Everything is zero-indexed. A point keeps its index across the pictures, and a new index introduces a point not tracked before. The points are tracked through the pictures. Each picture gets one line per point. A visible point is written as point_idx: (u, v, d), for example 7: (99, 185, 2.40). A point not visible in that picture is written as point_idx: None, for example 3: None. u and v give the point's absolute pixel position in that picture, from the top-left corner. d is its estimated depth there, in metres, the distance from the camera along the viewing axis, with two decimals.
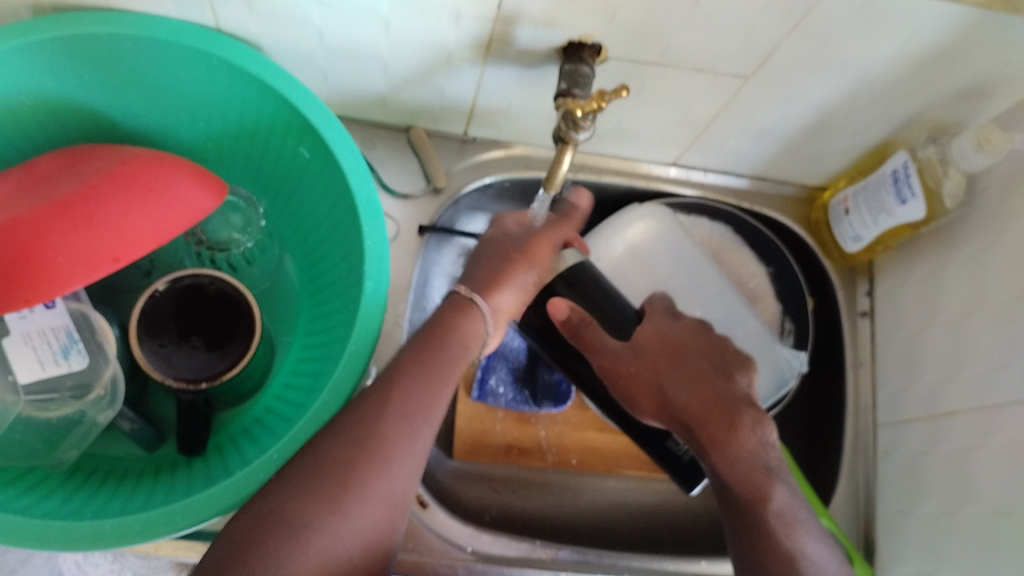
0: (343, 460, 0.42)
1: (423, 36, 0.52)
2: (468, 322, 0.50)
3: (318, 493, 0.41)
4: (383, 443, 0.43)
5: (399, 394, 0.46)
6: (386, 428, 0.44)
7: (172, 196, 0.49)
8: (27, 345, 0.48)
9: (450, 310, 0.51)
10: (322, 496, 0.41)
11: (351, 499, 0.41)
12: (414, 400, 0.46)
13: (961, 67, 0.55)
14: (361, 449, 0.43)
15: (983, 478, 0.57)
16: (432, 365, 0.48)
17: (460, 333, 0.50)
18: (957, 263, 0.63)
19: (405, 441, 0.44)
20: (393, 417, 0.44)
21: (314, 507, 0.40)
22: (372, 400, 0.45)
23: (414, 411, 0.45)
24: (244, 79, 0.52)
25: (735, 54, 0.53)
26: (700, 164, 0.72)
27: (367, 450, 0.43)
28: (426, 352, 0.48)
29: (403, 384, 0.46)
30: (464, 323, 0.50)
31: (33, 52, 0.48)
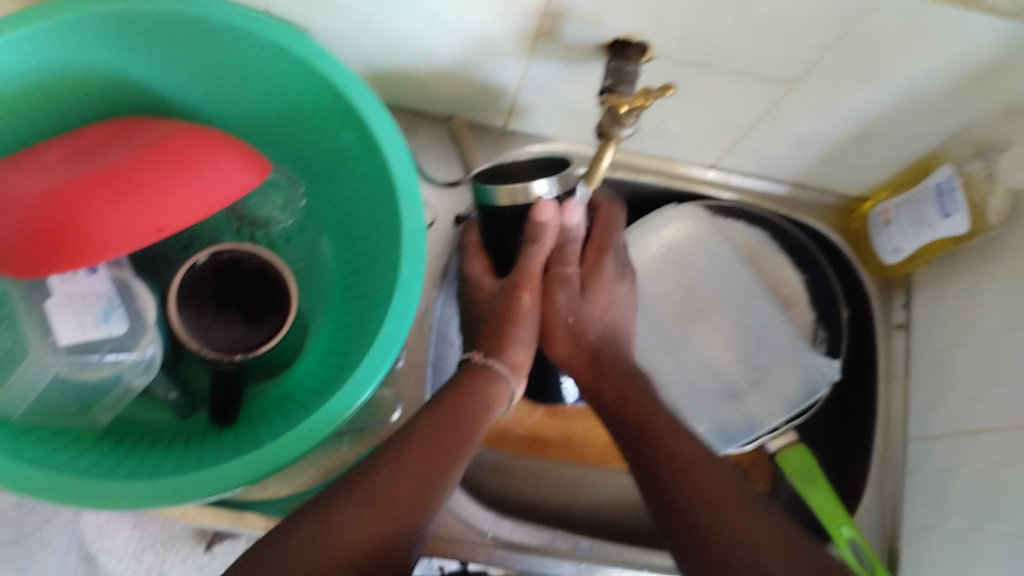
0: (349, 518, 0.46)
1: (468, 26, 0.52)
2: (489, 386, 0.57)
3: (317, 547, 0.44)
4: (384, 498, 0.47)
5: (406, 463, 0.49)
6: (391, 487, 0.48)
7: (215, 170, 0.50)
8: (68, 308, 0.49)
9: (468, 372, 0.57)
10: (317, 551, 0.44)
11: (342, 551, 0.44)
12: (421, 466, 0.49)
13: (1013, 83, 0.54)
14: (366, 512, 0.46)
15: (1010, 499, 0.56)
16: (441, 436, 0.52)
17: (481, 396, 0.56)
18: (996, 280, 0.62)
19: (411, 508, 0.47)
20: (399, 479, 0.48)
21: (315, 558, 0.44)
22: (386, 463, 0.49)
23: (423, 477, 0.49)
24: (291, 62, 0.53)
25: (782, 60, 0.53)
26: (740, 169, 0.71)
27: (370, 505, 0.46)
28: (443, 414, 0.53)
29: (414, 447, 0.50)
30: (485, 390, 0.56)
31: (86, 25, 0.49)
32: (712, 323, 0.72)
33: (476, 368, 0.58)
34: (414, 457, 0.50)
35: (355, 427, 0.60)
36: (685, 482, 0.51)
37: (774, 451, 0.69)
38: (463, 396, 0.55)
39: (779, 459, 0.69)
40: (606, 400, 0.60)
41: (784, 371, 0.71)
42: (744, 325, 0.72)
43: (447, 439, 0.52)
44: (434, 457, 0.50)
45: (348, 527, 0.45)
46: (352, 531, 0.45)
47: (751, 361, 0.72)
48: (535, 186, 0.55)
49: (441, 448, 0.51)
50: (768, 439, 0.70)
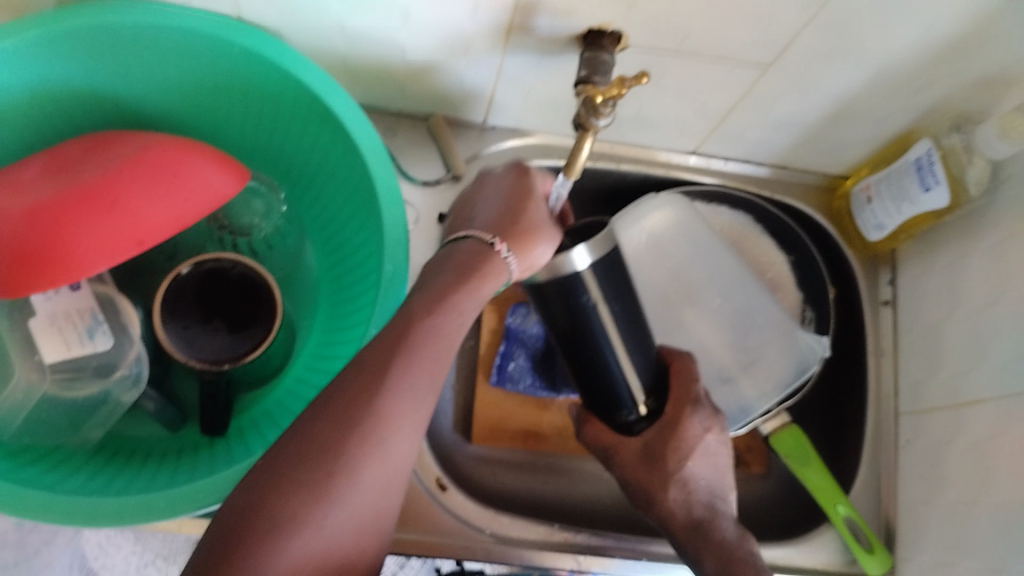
0: (331, 439, 0.38)
1: (440, 23, 0.52)
2: (490, 289, 0.46)
3: (304, 479, 0.37)
4: (372, 423, 0.39)
5: (391, 371, 0.40)
6: (379, 406, 0.39)
7: (193, 180, 0.50)
8: (53, 327, 0.49)
9: (466, 270, 0.46)
10: (304, 486, 0.37)
11: (335, 484, 0.37)
12: (407, 372, 0.41)
13: (985, 54, 0.54)
14: (347, 433, 0.39)
15: (1004, 469, 0.57)
16: (428, 347, 0.42)
17: (478, 297, 0.45)
18: (980, 253, 0.62)
19: (397, 421, 0.40)
20: (387, 394, 0.40)
21: (302, 492, 0.37)
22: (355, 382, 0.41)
23: (408, 383, 0.41)
24: (266, 67, 0.52)
25: (756, 42, 0.53)
26: (720, 153, 0.72)
27: (354, 433, 0.39)
28: (426, 320, 0.43)
29: (391, 359, 0.41)
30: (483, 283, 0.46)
31: (59, 41, 0.49)
32: (698, 313, 0.72)
33: (478, 252, 0.47)
34: (397, 368, 0.40)
35: None
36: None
37: (768, 433, 0.71)
38: (464, 305, 0.44)
39: (773, 441, 0.70)
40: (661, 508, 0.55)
41: (774, 350, 0.71)
42: (732, 310, 0.72)
43: (435, 341, 0.42)
44: (421, 361, 0.41)
45: (334, 452, 0.38)
46: (338, 455, 0.38)
47: (741, 344, 0.72)
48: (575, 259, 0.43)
49: (431, 342, 0.42)
50: (761, 420, 0.70)
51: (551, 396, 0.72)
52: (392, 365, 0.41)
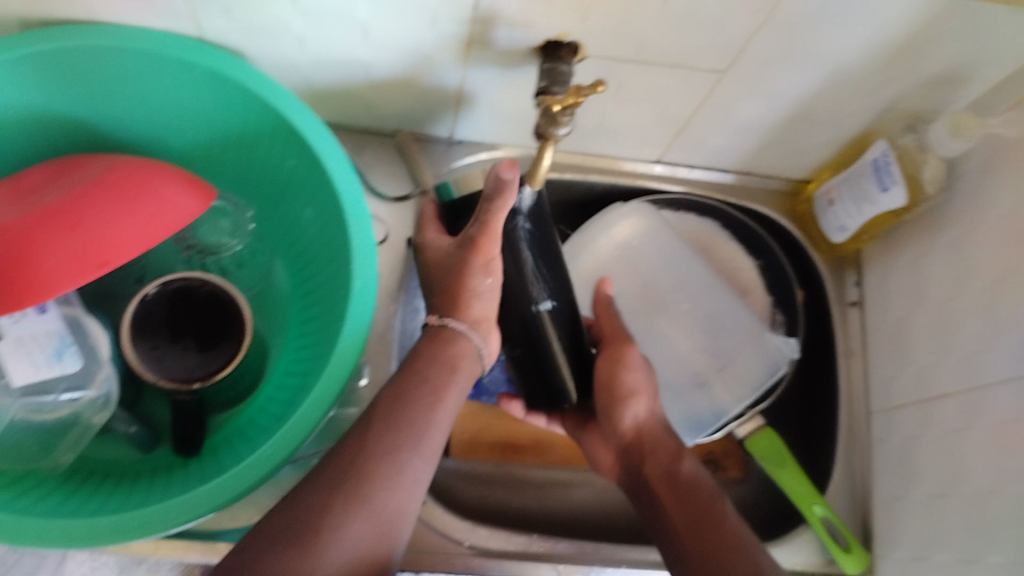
0: (319, 504, 0.44)
1: (400, 40, 0.53)
2: (453, 354, 0.53)
3: (293, 539, 0.42)
4: (361, 484, 0.45)
5: (376, 436, 0.47)
6: (369, 466, 0.46)
7: (158, 202, 0.50)
8: (21, 349, 0.48)
9: (427, 345, 0.53)
10: (296, 544, 0.42)
11: (326, 540, 0.42)
12: (390, 436, 0.47)
13: (934, 54, 0.55)
14: (338, 493, 0.44)
15: (971, 461, 0.58)
16: (407, 412, 0.49)
17: (443, 362, 0.52)
18: (941, 249, 0.63)
19: (382, 481, 0.45)
20: (371, 457, 0.46)
21: (291, 552, 0.41)
22: (348, 445, 0.47)
23: (393, 449, 0.47)
24: (229, 87, 0.53)
25: (708, 49, 0.54)
26: (684, 161, 0.73)
27: (345, 492, 0.44)
28: (402, 389, 0.50)
29: (377, 426, 0.48)
30: (445, 352, 0.53)
31: (21, 67, 0.50)
32: (668, 317, 0.74)
33: (437, 333, 0.54)
34: (380, 433, 0.47)
35: (321, 449, 0.59)
36: (728, 551, 0.49)
37: (743, 436, 0.70)
38: (429, 372, 0.51)
39: (748, 444, 0.70)
40: (646, 470, 0.58)
41: (745, 356, 0.72)
42: (701, 316, 0.73)
43: (418, 406, 0.49)
44: (397, 430, 0.48)
45: (322, 511, 0.43)
46: (323, 516, 0.43)
47: (713, 348, 0.72)
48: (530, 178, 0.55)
49: (414, 423, 0.48)
50: (735, 425, 0.70)
51: None
52: (371, 435, 0.47)
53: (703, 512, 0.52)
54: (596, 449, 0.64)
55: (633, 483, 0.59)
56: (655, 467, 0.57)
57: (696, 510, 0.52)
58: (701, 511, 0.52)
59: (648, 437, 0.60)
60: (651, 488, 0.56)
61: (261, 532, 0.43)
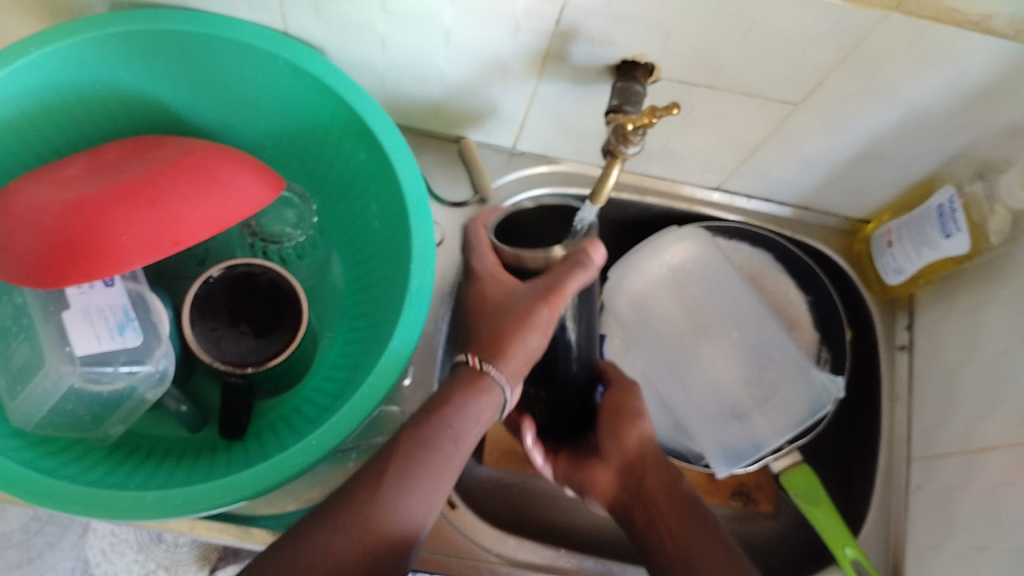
0: (321, 543, 0.43)
1: (479, 48, 0.54)
2: (482, 405, 0.51)
3: None
4: (364, 528, 0.44)
5: (390, 478, 0.46)
6: (375, 512, 0.44)
7: (231, 187, 0.51)
8: (85, 320, 0.50)
9: (459, 388, 0.51)
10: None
11: None
12: (405, 479, 0.46)
13: (1012, 103, 0.55)
14: (341, 535, 0.43)
15: (1014, 516, 0.57)
16: (423, 454, 0.47)
17: (467, 411, 0.50)
18: (999, 300, 0.63)
19: (385, 527, 0.44)
20: (381, 498, 0.45)
21: None
22: (360, 482, 0.46)
23: (403, 492, 0.46)
24: (307, 81, 0.54)
25: (784, 81, 0.54)
26: (743, 191, 0.74)
27: (348, 535, 0.43)
28: (424, 431, 0.48)
29: (402, 439, 0.48)
30: (470, 401, 0.50)
31: (110, 45, 0.51)
32: (715, 346, 0.72)
33: (472, 379, 0.51)
34: (395, 476, 0.46)
35: (362, 444, 0.59)
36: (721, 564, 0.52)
37: (779, 470, 0.71)
38: (454, 414, 0.49)
39: (785, 478, 0.70)
40: (642, 484, 0.57)
41: (790, 389, 0.70)
42: (748, 345, 0.72)
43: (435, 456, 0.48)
44: (412, 470, 0.47)
45: (323, 555, 0.42)
46: (324, 559, 0.42)
47: (757, 381, 0.71)
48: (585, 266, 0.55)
49: (434, 457, 0.48)
50: (771, 458, 0.70)
51: None
52: (390, 467, 0.47)
53: (697, 521, 0.55)
54: (586, 471, 0.59)
55: (627, 503, 0.58)
56: (660, 486, 0.57)
57: (693, 522, 0.55)
58: (696, 524, 0.55)
59: (654, 455, 0.59)
60: (653, 505, 0.56)
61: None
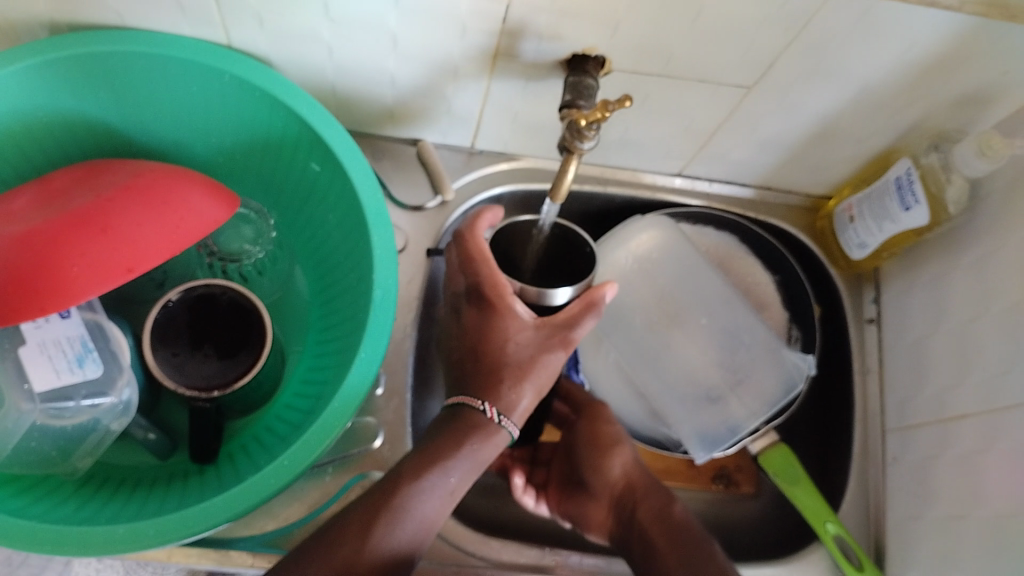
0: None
1: (428, 50, 0.53)
2: (476, 450, 0.51)
3: None
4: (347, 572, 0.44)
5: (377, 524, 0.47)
6: (359, 555, 0.45)
7: (183, 208, 0.50)
8: (43, 354, 0.49)
9: (448, 432, 0.51)
10: None
11: None
12: (390, 523, 0.47)
13: (962, 74, 0.55)
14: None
15: (990, 482, 0.57)
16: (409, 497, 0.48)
17: (463, 455, 0.50)
18: (962, 269, 0.63)
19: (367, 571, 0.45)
20: (367, 544, 0.46)
21: None
22: (345, 526, 0.47)
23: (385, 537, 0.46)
24: (255, 94, 0.53)
25: (735, 65, 0.54)
26: (704, 175, 0.74)
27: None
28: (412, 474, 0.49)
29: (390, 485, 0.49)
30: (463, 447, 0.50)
31: (49, 71, 0.50)
32: (686, 331, 0.72)
33: (468, 420, 0.51)
34: (382, 522, 0.47)
35: (338, 458, 0.59)
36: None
37: (757, 452, 0.72)
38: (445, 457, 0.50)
39: (763, 459, 0.71)
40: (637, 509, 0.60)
41: (763, 372, 0.70)
42: (718, 329, 0.72)
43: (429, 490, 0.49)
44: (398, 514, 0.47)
45: None
46: None
47: (729, 364, 0.71)
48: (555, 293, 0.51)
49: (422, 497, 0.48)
50: (749, 439, 0.71)
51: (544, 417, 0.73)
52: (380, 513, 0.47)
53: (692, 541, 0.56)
54: (583, 507, 0.64)
55: (623, 534, 0.60)
56: (648, 511, 0.59)
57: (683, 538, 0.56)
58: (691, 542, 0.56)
59: (641, 482, 0.62)
60: (643, 531, 0.58)
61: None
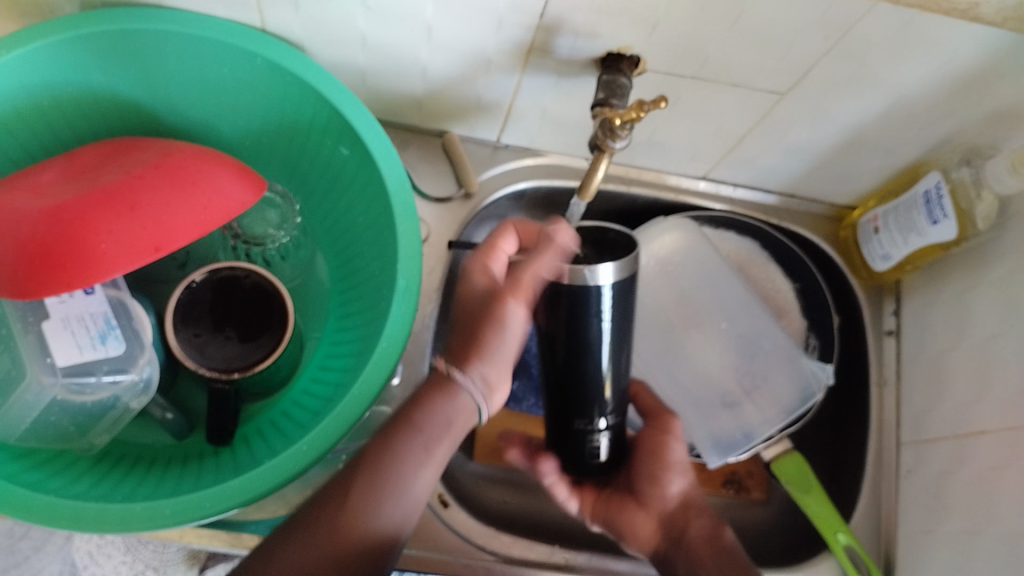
0: (296, 561, 0.42)
1: (462, 42, 0.53)
2: (451, 411, 0.48)
3: None
4: (337, 542, 0.43)
5: (361, 488, 0.45)
6: (348, 526, 0.43)
7: (212, 190, 0.50)
8: (66, 329, 0.49)
9: (430, 393, 0.49)
10: None
11: None
12: (375, 488, 0.45)
13: (998, 89, 0.55)
14: (317, 550, 0.42)
15: (1006, 500, 0.57)
16: (393, 460, 0.46)
17: (440, 415, 0.48)
18: (988, 284, 0.63)
19: (361, 542, 0.43)
20: (355, 510, 0.44)
21: None
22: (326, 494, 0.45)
23: (374, 504, 0.44)
24: (286, 78, 0.53)
25: (770, 70, 0.54)
26: (729, 179, 0.73)
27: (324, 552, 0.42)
28: (396, 440, 0.46)
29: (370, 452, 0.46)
30: (440, 405, 0.48)
31: (82, 46, 0.50)
32: (705, 334, 0.72)
33: (440, 383, 0.49)
34: (363, 486, 0.45)
35: (354, 446, 0.59)
36: None
37: (770, 459, 0.71)
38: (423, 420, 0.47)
39: (775, 467, 0.70)
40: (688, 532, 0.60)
41: (779, 377, 0.70)
42: (737, 334, 0.72)
43: (405, 459, 0.46)
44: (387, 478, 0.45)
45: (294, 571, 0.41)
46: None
47: (746, 369, 0.71)
48: (601, 271, 0.46)
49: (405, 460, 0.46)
50: (761, 446, 0.71)
51: None
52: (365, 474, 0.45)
53: None
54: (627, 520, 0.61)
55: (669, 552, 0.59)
56: (700, 532, 0.59)
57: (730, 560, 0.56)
58: None
59: (694, 505, 0.61)
60: (692, 552, 0.58)
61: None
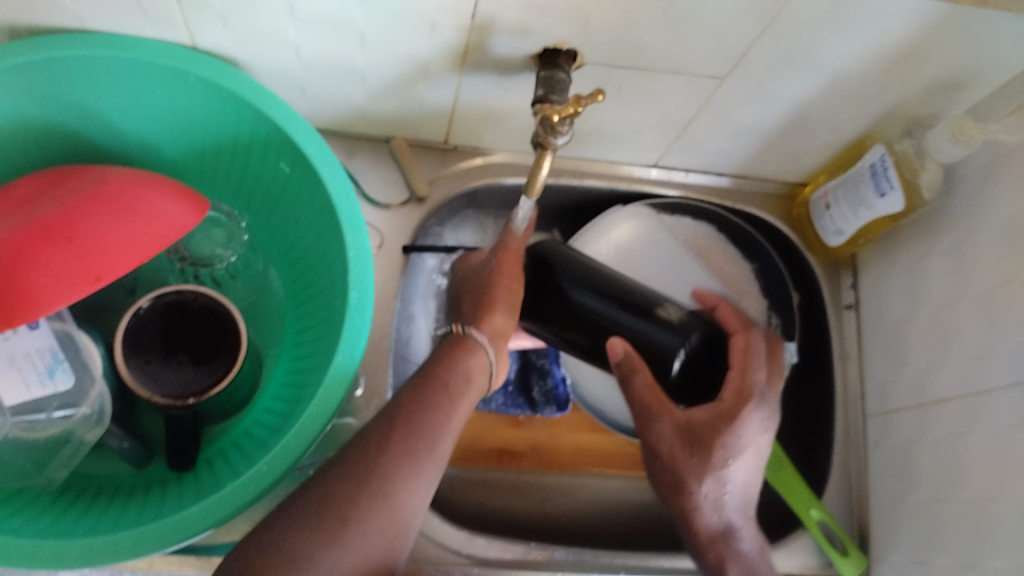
0: (342, 495, 0.44)
1: (397, 47, 0.52)
2: (468, 364, 0.52)
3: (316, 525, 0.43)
4: (379, 481, 0.45)
5: (398, 432, 0.47)
6: (387, 465, 0.46)
7: (150, 214, 0.49)
8: (11, 367, 0.48)
9: (448, 352, 0.53)
10: (320, 527, 0.43)
11: (350, 533, 0.43)
12: (411, 433, 0.47)
13: (934, 60, 0.55)
14: (359, 487, 0.45)
15: (971, 465, 0.57)
16: (427, 412, 0.49)
17: (459, 370, 0.52)
18: (940, 252, 0.63)
19: (403, 484, 0.46)
20: (393, 456, 0.46)
21: (313, 539, 0.42)
22: (370, 440, 0.47)
23: (411, 450, 0.47)
24: (222, 95, 0.52)
25: (708, 55, 0.54)
26: (681, 165, 0.73)
27: (363, 488, 0.45)
28: (426, 390, 0.50)
29: (404, 402, 0.49)
30: (462, 363, 0.52)
31: (9, 77, 0.49)
32: None
33: (458, 341, 0.54)
34: (403, 430, 0.47)
35: (319, 460, 0.58)
36: None
37: None
38: (446, 377, 0.51)
39: None
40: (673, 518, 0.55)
41: None
42: None
43: (435, 414, 0.49)
44: (422, 430, 0.48)
45: (338, 504, 0.44)
46: (346, 508, 0.44)
47: None
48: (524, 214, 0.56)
49: (439, 410, 0.49)
50: None
51: (525, 414, 0.74)
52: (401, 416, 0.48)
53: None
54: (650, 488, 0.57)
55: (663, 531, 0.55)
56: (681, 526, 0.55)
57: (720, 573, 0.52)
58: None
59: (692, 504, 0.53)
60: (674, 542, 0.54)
61: (280, 531, 0.42)
